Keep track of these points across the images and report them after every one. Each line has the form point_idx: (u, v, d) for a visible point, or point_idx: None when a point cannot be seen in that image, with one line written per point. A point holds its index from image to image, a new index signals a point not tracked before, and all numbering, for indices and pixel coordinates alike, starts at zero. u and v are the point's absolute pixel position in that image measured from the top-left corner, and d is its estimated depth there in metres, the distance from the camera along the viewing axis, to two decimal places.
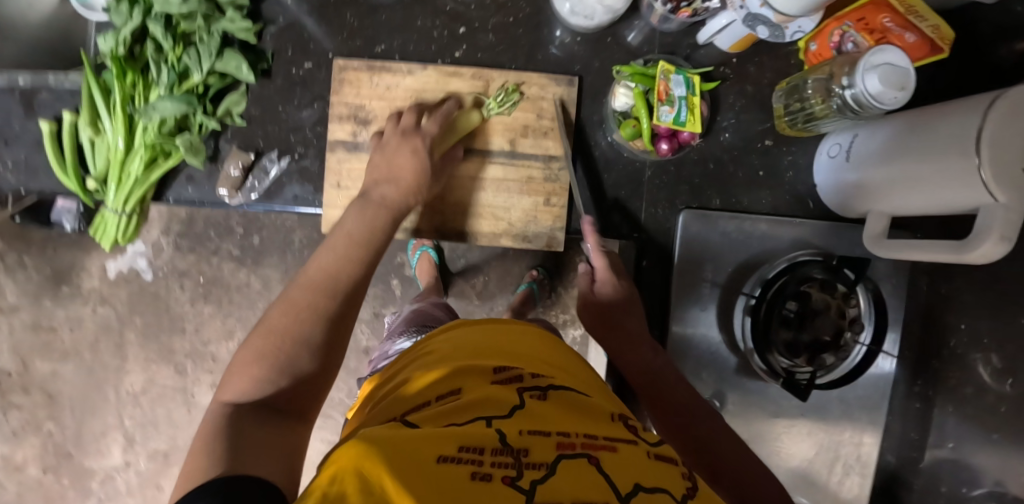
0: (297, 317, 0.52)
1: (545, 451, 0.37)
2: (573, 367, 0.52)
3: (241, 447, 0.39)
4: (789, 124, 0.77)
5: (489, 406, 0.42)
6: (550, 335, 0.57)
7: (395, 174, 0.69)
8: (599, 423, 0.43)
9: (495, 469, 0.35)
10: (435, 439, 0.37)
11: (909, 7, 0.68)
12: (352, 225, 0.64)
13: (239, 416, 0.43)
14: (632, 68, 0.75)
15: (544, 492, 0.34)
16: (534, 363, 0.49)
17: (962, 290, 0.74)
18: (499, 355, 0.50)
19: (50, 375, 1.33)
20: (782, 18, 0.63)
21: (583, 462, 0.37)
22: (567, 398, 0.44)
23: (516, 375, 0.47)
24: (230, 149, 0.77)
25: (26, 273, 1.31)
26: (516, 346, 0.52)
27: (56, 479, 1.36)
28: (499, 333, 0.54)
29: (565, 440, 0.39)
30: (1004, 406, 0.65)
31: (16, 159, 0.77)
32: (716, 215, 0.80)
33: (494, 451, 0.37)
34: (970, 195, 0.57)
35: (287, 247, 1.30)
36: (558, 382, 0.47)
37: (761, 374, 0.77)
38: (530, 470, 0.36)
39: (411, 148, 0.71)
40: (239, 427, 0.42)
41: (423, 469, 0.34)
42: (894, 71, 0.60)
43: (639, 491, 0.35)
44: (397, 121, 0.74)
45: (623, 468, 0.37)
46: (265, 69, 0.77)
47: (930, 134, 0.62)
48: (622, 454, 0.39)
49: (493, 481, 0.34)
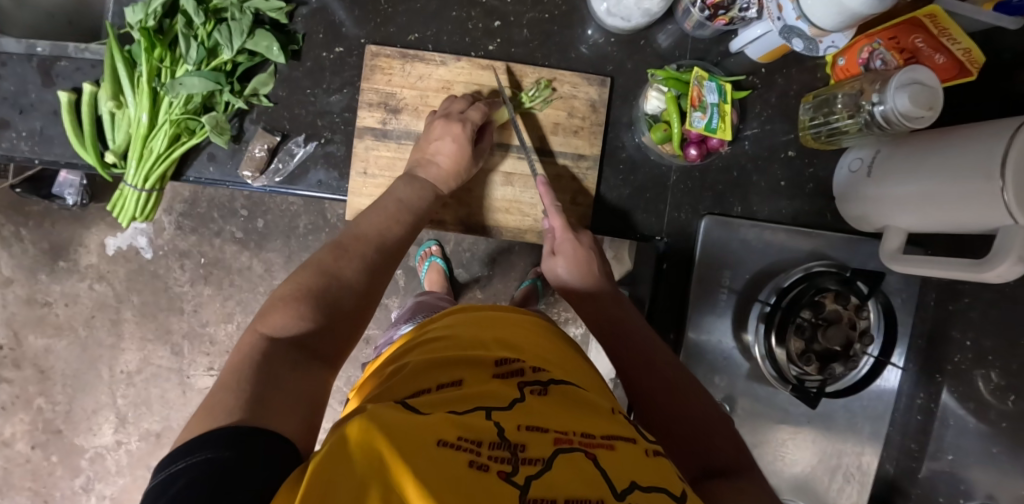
0: (328, 275, 0.57)
1: (542, 447, 0.38)
2: (573, 360, 0.53)
3: (267, 385, 0.43)
4: (813, 137, 0.78)
5: (489, 396, 0.43)
6: (545, 325, 0.57)
7: (435, 157, 0.72)
8: (598, 418, 0.44)
9: (492, 461, 0.36)
10: (438, 423, 0.38)
11: (941, 27, 0.67)
12: (389, 210, 0.68)
13: (271, 351, 0.47)
14: (666, 72, 0.75)
15: (539, 488, 0.35)
16: (534, 356, 0.50)
17: (970, 307, 0.76)
18: (500, 345, 0.51)
19: (43, 351, 1.31)
20: (816, 31, 0.65)
21: (581, 458, 0.38)
22: (566, 394, 0.45)
23: (517, 370, 0.47)
24: (255, 130, 0.75)
25: (22, 246, 1.28)
26: (514, 335, 0.52)
27: (43, 456, 1.33)
28: (497, 322, 0.54)
29: (563, 437, 0.40)
30: (1006, 421, 0.66)
31: (30, 128, 0.75)
32: (738, 222, 0.80)
33: (492, 445, 0.38)
34: (989, 215, 0.59)
35: (291, 231, 1.29)
36: (558, 377, 0.48)
37: (772, 381, 0.78)
38: (526, 465, 0.37)
39: (452, 136, 0.71)
40: (269, 362, 0.46)
41: (426, 451, 0.35)
42: (923, 91, 0.61)
43: (634, 489, 0.37)
44: (450, 103, 0.75)
45: (620, 467, 0.38)
46: (295, 50, 0.75)
47: (952, 154, 0.63)
48: (618, 453, 0.40)
49: (489, 472, 0.35)
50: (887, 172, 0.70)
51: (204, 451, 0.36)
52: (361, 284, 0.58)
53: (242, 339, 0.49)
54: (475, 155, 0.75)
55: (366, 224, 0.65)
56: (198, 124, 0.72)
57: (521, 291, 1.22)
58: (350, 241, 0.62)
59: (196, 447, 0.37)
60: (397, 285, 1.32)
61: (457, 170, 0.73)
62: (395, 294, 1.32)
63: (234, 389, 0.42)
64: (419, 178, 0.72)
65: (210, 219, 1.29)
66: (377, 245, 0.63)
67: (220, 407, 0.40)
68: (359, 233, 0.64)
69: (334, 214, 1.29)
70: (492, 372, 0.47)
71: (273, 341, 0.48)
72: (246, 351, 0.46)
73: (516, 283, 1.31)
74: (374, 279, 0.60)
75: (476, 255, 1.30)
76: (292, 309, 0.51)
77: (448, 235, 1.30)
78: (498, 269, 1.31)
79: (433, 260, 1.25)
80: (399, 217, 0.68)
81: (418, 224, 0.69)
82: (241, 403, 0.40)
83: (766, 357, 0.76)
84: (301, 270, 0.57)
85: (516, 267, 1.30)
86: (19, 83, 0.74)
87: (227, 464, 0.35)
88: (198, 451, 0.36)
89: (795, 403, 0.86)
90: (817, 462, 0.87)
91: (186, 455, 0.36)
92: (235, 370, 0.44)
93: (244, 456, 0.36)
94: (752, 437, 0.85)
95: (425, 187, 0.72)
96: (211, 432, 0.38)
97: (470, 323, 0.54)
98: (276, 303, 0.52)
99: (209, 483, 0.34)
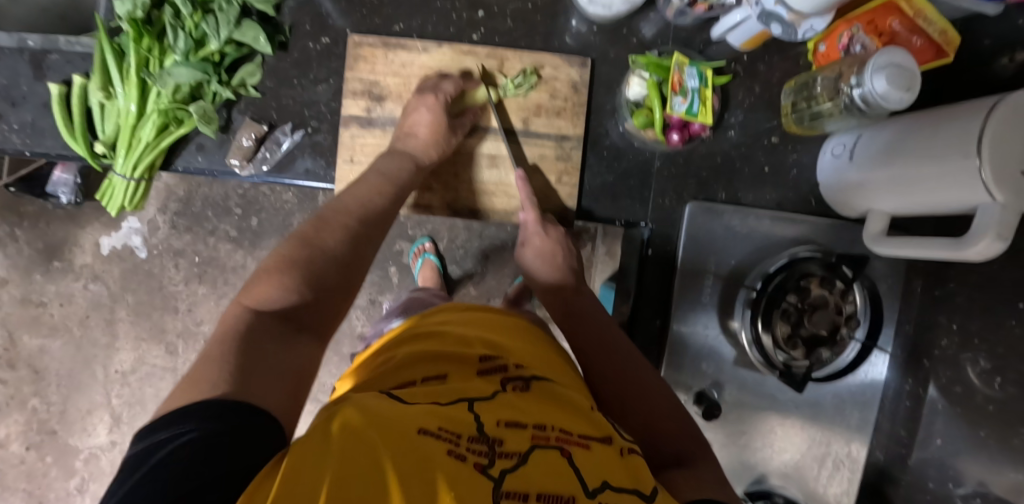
0: (314, 249, 0.57)
1: (519, 442, 0.40)
2: (556, 360, 0.56)
3: (251, 358, 0.44)
4: (795, 122, 0.79)
5: (472, 392, 0.45)
6: (535, 330, 0.60)
7: (414, 129, 0.73)
8: (578, 419, 0.45)
9: (470, 454, 0.37)
10: (420, 414, 0.40)
11: (916, 9, 0.67)
12: (371, 183, 0.68)
13: (256, 322, 0.48)
14: (647, 58, 0.76)
15: (514, 481, 0.36)
16: (518, 356, 0.53)
17: (956, 291, 0.76)
18: (485, 343, 0.53)
19: (38, 351, 1.31)
20: (795, 16, 0.65)
21: (556, 454, 0.39)
22: (547, 393, 0.47)
23: (500, 367, 0.50)
24: (243, 120, 0.76)
25: (16, 246, 1.29)
26: (498, 337, 0.55)
27: (39, 457, 1.33)
28: (483, 322, 0.57)
29: (540, 434, 0.41)
30: (992, 404, 0.67)
31: (22, 121, 0.76)
32: (723, 208, 0.81)
33: (471, 438, 0.39)
34: (967, 194, 0.59)
35: (285, 229, 1.30)
36: (541, 377, 0.50)
37: (759, 366, 0.79)
38: (502, 459, 0.37)
39: (427, 106, 0.73)
40: (253, 335, 0.46)
41: (407, 439, 0.37)
42: (901, 72, 0.62)
43: (606, 488, 0.38)
44: (428, 79, 0.76)
45: (594, 465, 0.39)
46: (282, 42, 0.77)
47: (929, 135, 0.63)
48: (594, 452, 0.41)
49: (467, 463, 0.36)
50: (868, 155, 0.71)
51: (190, 424, 0.37)
52: (347, 254, 0.59)
53: (227, 311, 0.49)
54: (454, 130, 0.76)
55: (350, 196, 0.66)
56: (186, 114, 0.73)
57: (514, 287, 1.22)
58: (332, 214, 0.62)
59: (182, 417, 0.37)
60: (391, 283, 1.32)
61: (436, 139, 0.73)
62: (389, 291, 1.32)
63: (218, 362, 0.42)
64: (399, 150, 0.73)
65: (204, 217, 1.30)
66: (360, 216, 0.64)
67: (205, 378, 0.40)
68: (341, 206, 0.64)
69: None
70: (477, 370, 0.49)
71: (258, 313, 0.49)
72: (230, 324, 0.47)
73: (510, 279, 1.31)
74: (359, 248, 0.61)
75: (469, 251, 1.31)
76: (276, 281, 0.52)
77: (440, 231, 1.31)
78: (490, 265, 1.31)
79: (426, 258, 1.26)
80: (381, 189, 0.68)
81: (401, 194, 0.70)
82: (226, 376, 0.41)
83: (753, 343, 0.77)
84: (286, 244, 0.57)
85: (509, 263, 1.31)
86: (10, 76, 0.75)
87: (213, 437, 0.36)
88: (185, 423, 0.37)
89: (783, 390, 0.85)
90: (806, 449, 0.87)
91: (169, 426, 0.37)
92: (220, 343, 0.45)
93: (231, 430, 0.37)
94: (740, 423, 0.85)
95: (405, 159, 0.72)
96: (196, 404, 0.38)
97: (459, 323, 0.57)
98: (261, 275, 0.52)
99: (195, 458, 0.34)
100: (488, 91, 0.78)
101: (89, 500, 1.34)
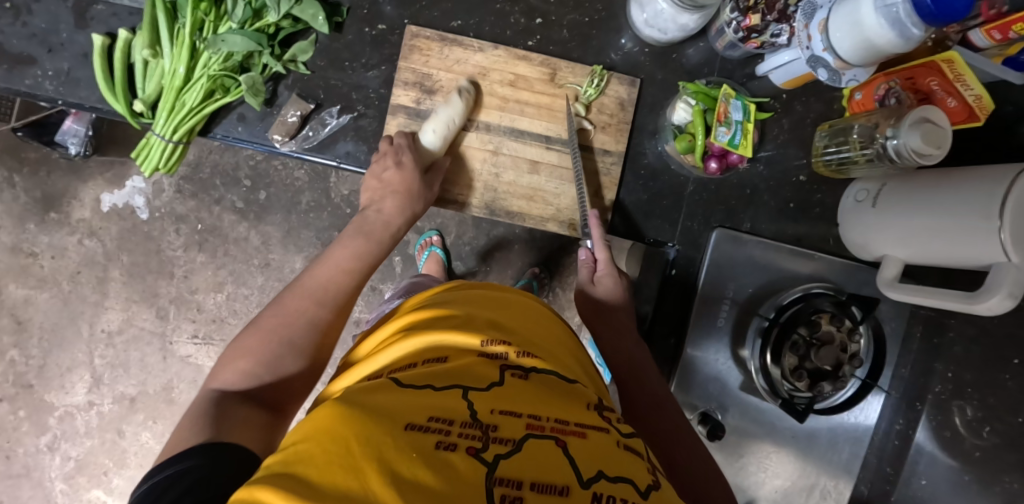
0: (285, 322, 0.58)
1: (514, 429, 0.41)
2: (566, 348, 0.56)
3: (220, 426, 0.47)
4: (824, 164, 0.81)
5: (469, 376, 0.47)
6: (547, 311, 0.61)
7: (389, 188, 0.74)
8: (577, 407, 0.46)
9: (461, 440, 0.40)
10: (416, 405, 0.42)
11: (957, 73, 0.69)
12: (335, 259, 0.67)
13: (223, 402, 0.51)
14: (696, 87, 0.79)
15: (506, 468, 0.38)
16: (520, 340, 0.53)
17: (953, 341, 0.79)
18: (489, 325, 0.54)
19: (23, 301, 1.28)
20: (841, 64, 0.68)
21: (550, 444, 0.40)
22: (547, 382, 0.48)
23: (501, 353, 0.50)
24: (289, 96, 0.77)
25: (13, 193, 1.25)
26: (504, 318, 0.55)
27: (11, 410, 1.29)
28: (490, 301, 0.59)
29: (536, 422, 0.42)
30: (979, 451, 0.70)
31: (57, 68, 0.74)
32: (746, 237, 0.83)
33: (464, 424, 0.41)
34: (982, 248, 0.62)
35: (293, 207, 1.29)
36: (542, 365, 0.50)
37: (763, 393, 0.81)
38: (496, 444, 0.40)
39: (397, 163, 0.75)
40: (221, 410, 0.50)
41: (394, 434, 0.39)
42: (935, 130, 0.65)
43: (601, 478, 0.39)
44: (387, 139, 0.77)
45: (589, 456, 0.40)
46: (338, 22, 0.77)
47: (951, 190, 0.66)
48: (589, 443, 0.42)
49: (458, 450, 0.39)
50: (885, 201, 0.73)
51: (168, 469, 0.42)
52: (307, 336, 0.59)
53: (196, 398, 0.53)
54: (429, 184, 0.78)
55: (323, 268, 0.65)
56: (233, 83, 0.73)
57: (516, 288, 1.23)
58: (294, 295, 0.61)
59: (161, 468, 0.42)
60: (393, 272, 1.32)
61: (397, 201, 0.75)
62: (391, 279, 1.32)
63: (186, 431, 0.46)
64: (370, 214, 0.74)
65: (212, 186, 1.28)
66: (323, 301, 0.62)
67: (177, 443, 0.45)
68: (304, 285, 0.63)
69: (338, 194, 1.29)
70: (477, 351, 0.50)
71: (220, 394, 0.52)
72: (193, 407, 0.50)
73: (511, 280, 1.32)
74: (326, 332, 0.61)
75: (474, 248, 1.32)
76: (237, 364, 0.55)
77: (448, 226, 1.31)
78: (494, 263, 1.32)
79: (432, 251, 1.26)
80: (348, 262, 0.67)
81: (369, 270, 0.69)
82: (192, 436, 0.45)
83: (761, 371, 0.79)
84: (247, 328, 0.58)
85: (512, 264, 1.31)
86: (50, 22, 0.74)
87: (190, 474, 0.41)
88: (155, 475, 0.41)
89: (782, 418, 0.87)
90: (797, 477, 0.88)
91: (148, 478, 0.41)
92: (190, 416, 0.49)
93: (206, 465, 0.42)
94: (737, 447, 0.86)
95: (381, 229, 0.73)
96: (174, 457, 0.43)
97: (465, 302, 0.58)
98: (225, 360, 0.55)
99: (173, 492, 0.39)
100: (579, 99, 0.80)
101: (58, 460, 1.31)
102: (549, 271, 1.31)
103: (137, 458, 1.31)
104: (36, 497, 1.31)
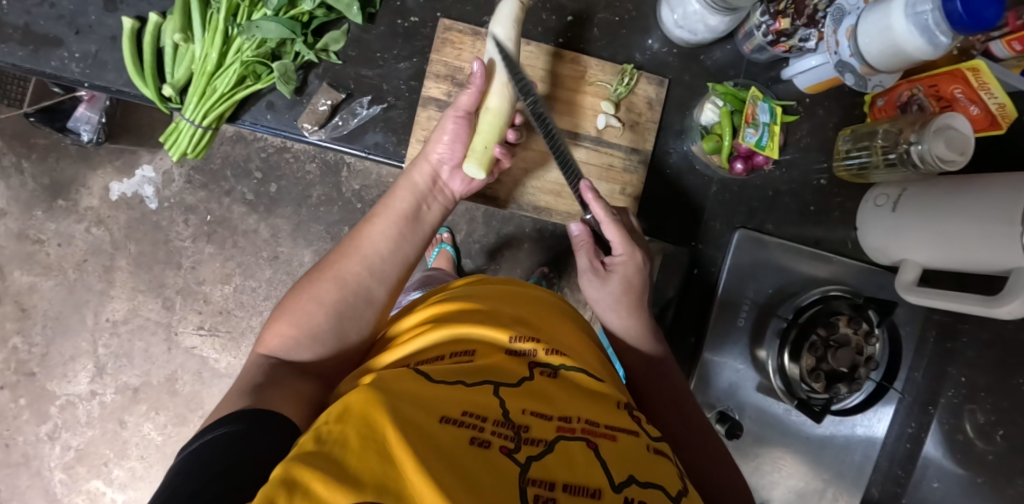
0: (328, 283, 0.59)
1: (545, 430, 0.41)
2: (592, 347, 0.55)
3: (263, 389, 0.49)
4: (846, 168, 0.82)
5: (498, 374, 0.47)
6: (571, 309, 0.61)
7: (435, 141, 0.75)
8: (606, 409, 0.46)
9: (494, 438, 0.40)
10: (448, 399, 0.42)
11: (981, 82, 0.69)
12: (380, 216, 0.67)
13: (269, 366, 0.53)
14: (724, 87, 0.80)
15: (538, 469, 0.38)
16: (547, 338, 0.52)
17: (966, 345, 0.80)
18: (517, 322, 0.54)
19: (28, 288, 1.26)
20: (867, 69, 0.69)
21: (581, 446, 0.41)
22: (575, 381, 0.48)
23: (529, 350, 0.50)
24: (319, 85, 0.77)
25: (21, 178, 1.24)
26: (531, 316, 0.55)
27: (11, 398, 1.28)
28: (517, 298, 0.58)
29: (566, 425, 0.42)
30: (992, 454, 0.71)
31: (85, 51, 0.74)
32: (769, 241, 0.84)
33: (496, 423, 0.41)
34: (1005, 254, 0.62)
35: (303, 200, 1.28)
36: (571, 363, 0.50)
37: (780, 394, 0.82)
38: (528, 446, 0.40)
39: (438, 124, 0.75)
40: (269, 374, 0.52)
41: (428, 427, 0.39)
42: (957, 136, 0.66)
43: (632, 482, 0.39)
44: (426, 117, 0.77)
45: (619, 460, 0.40)
46: (371, 13, 0.77)
47: (974, 196, 0.66)
48: (619, 445, 0.42)
49: (491, 449, 0.39)
50: (908, 206, 0.74)
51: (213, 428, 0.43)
52: (350, 296, 0.59)
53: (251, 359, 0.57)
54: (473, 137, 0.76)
55: (363, 234, 0.65)
56: (265, 70, 0.73)
57: None
58: (339, 255, 0.62)
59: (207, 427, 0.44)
60: None
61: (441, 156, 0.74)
62: None
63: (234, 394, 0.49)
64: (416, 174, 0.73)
65: (223, 177, 1.27)
66: (367, 261, 0.62)
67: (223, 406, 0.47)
68: (349, 245, 0.63)
69: (349, 189, 1.28)
70: (505, 348, 0.50)
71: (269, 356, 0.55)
72: (246, 370, 0.54)
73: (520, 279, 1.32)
74: (370, 292, 0.61)
75: (485, 246, 1.32)
76: (283, 327, 0.57)
77: (459, 224, 1.32)
78: (503, 262, 1.32)
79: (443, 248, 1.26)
80: (393, 223, 0.66)
81: (418, 232, 0.67)
82: (237, 399, 0.48)
83: (778, 372, 0.80)
84: (295, 288, 0.60)
85: (522, 264, 1.31)
86: (79, 4, 0.73)
87: (233, 436, 0.42)
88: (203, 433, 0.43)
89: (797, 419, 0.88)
90: (811, 476, 0.88)
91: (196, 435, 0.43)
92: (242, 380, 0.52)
93: (248, 428, 0.43)
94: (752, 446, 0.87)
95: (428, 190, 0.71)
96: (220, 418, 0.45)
97: (490, 298, 0.57)
98: (274, 322, 0.58)
99: (218, 450, 0.41)
100: (608, 96, 0.81)
101: (58, 450, 1.29)
102: (558, 271, 1.31)
103: (138, 450, 1.29)
104: (34, 487, 1.29)
